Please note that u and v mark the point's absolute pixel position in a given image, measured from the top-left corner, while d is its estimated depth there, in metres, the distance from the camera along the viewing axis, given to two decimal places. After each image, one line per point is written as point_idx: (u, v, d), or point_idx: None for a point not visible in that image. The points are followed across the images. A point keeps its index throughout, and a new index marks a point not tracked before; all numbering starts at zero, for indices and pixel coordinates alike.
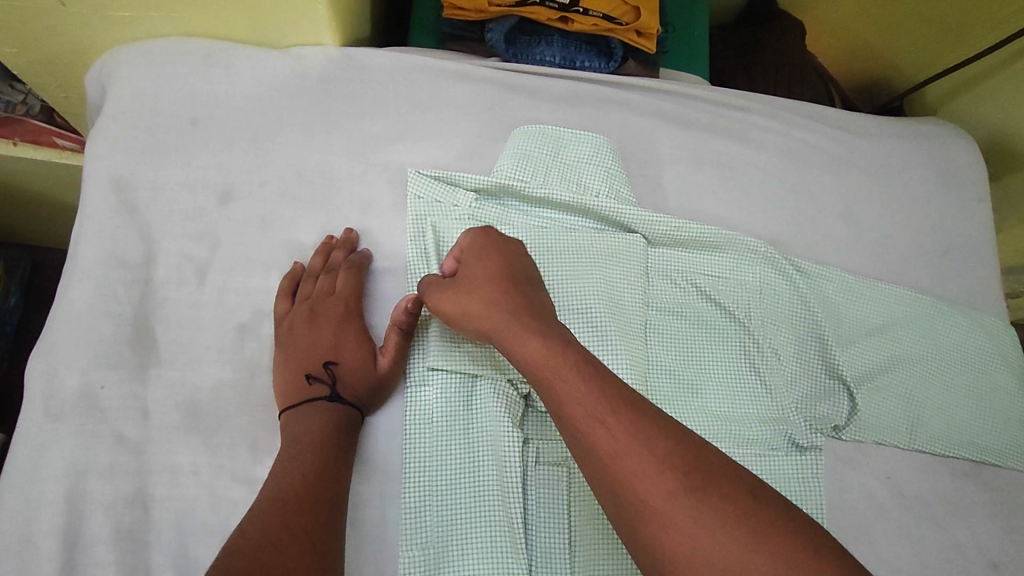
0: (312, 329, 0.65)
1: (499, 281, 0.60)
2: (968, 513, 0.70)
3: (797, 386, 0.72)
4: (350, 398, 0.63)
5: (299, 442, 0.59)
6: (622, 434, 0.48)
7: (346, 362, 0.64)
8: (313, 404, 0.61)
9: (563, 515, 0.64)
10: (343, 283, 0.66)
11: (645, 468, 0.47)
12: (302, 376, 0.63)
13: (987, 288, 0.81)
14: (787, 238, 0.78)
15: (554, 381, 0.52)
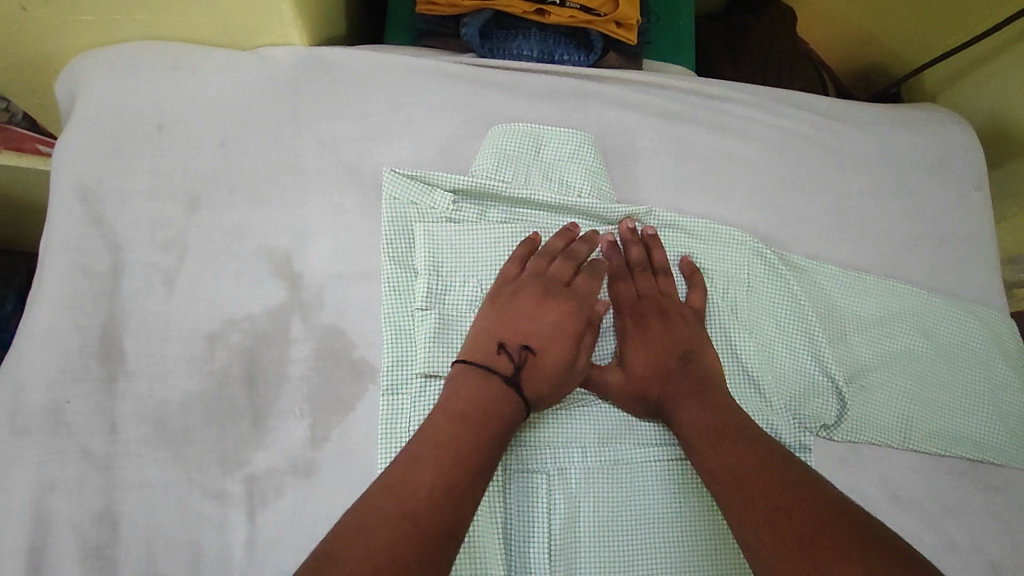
0: (511, 309, 0.64)
1: (676, 337, 0.66)
2: (965, 515, 0.68)
3: (787, 386, 0.68)
4: (529, 388, 0.59)
5: (456, 427, 0.54)
6: (697, 435, 0.59)
7: (545, 352, 0.62)
8: (492, 375, 0.58)
9: (540, 525, 0.62)
10: (565, 271, 0.67)
11: (723, 461, 0.56)
12: (494, 344, 0.61)
13: (986, 279, 0.78)
14: (776, 232, 0.75)
15: (668, 397, 0.63)
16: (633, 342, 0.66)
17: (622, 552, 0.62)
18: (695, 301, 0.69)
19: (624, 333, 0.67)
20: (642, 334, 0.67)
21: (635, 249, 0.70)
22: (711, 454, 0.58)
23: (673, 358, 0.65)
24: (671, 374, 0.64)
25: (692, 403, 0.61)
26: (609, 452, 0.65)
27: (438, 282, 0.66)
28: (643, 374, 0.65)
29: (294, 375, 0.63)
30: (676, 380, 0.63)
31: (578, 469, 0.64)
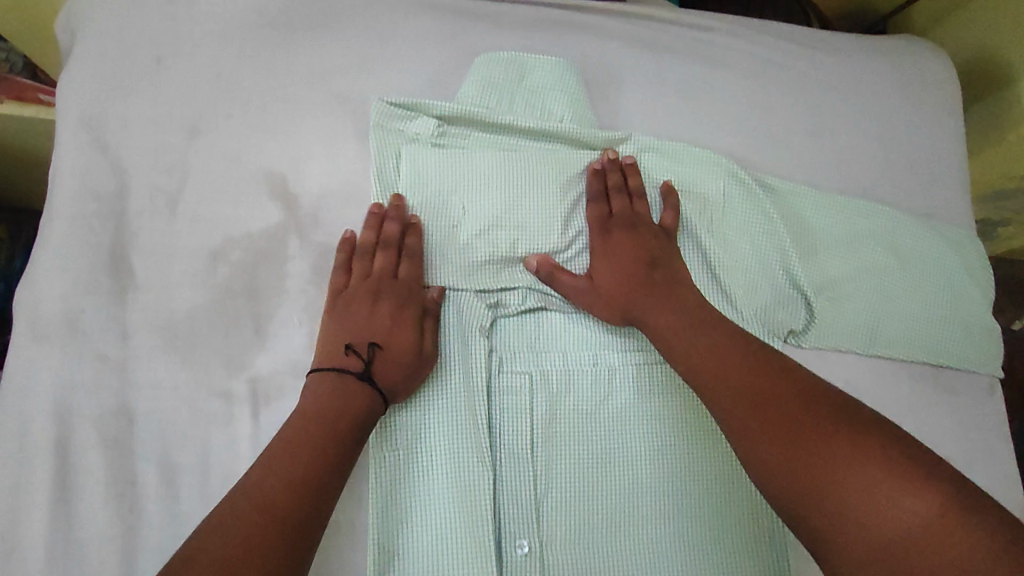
0: (371, 310, 0.65)
1: (642, 248, 0.69)
2: (923, 418, 0.72)
3: (758, 298, 0.72)
4: (381, 378, 0.62)
5: (305, 424, 0.58)
6: (676, 340, 0.63)
7: (389, 354, 0.63)
8: (342, 376, 0.61)
9: (523, 422, 0.67)
10: (388, 263, 0.67)
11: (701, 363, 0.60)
12: (341, 348, 0.63)
13: (958, 200, 0.80)
14: (753, 156, 0.78)
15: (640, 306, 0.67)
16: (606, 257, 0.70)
17: (600, 450, 0.68)
18: (667, 221, 0.72)
19: (596, 251, 0.70)
20: (608, 246, 0.70)
21: (613, 176, 0.72)
22: (691, 355, 0.61)
23: (640, 268, 0.68)
24: (639, 283, 0.67)
25: (658, 308, 0.66)
26: (586, 354, 0.71)
27: (425, 203, 0.70)
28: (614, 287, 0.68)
29: (292, 289, 0.67)
30: (642, 289, 0.67)
31: (559, 370, 0.70)
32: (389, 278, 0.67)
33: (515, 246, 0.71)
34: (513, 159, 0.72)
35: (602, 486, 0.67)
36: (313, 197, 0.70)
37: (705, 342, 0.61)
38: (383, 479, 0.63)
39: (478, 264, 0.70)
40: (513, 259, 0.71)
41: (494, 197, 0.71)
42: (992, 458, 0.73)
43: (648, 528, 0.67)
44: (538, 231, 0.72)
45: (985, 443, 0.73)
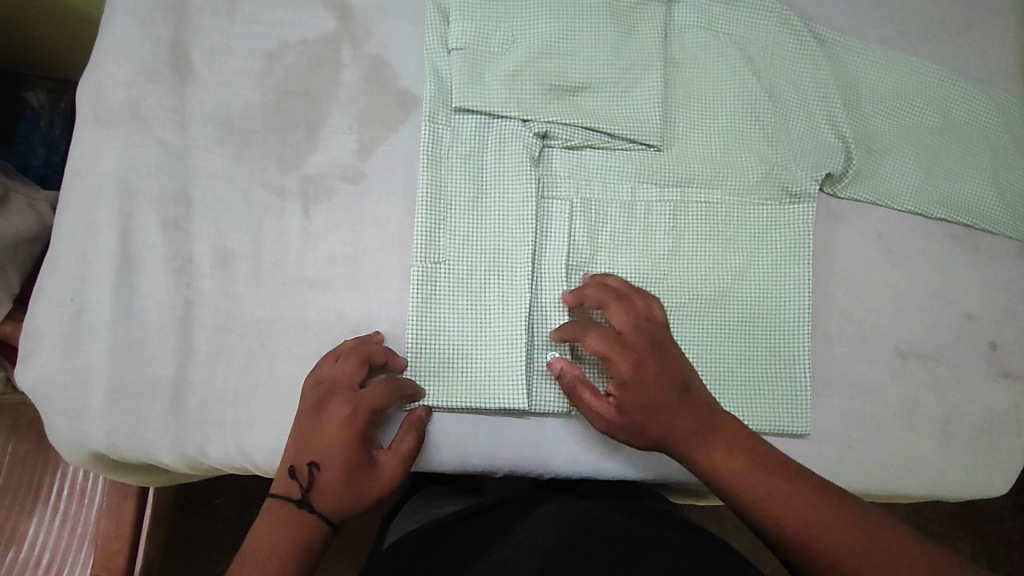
0: (315, 428, 0.58)
1: (664, 381, 0.59)
2: (950, 273, 0.73)
3: (801, 144, 0.72)
4: (323, 509, 0.57)
5: (273, 553, 0.54)
6: (699, 440, 0.57)
7: (329, 475, 0.57)
8: (281, 504, 0.57)
9: (562, 245, 0.68)
10: (346, 375, 0.60)
11: (738, 468, 0.55)
12: (285, 471, 0.58)
13: (1009, 65, 0.79)
14: (806, 6, 0.77)
15: (654, 383, 0.59)
16: (627, 331, 0.60)
17: (637, 279, 0.68)
18: (661, 312, 0.63)
19: (614, 317, 0.61)
20: (636, 340, 0.60)
21: (618, 271, 0.65)
22: (717, 453, 0.56)
23: (672, 403, 0.58)
24: (672, 410, 0.58)
25: (707, 445, 0.57)
26: (628, 188, 0.70)
27: (476, 26, 0.69)
28: (632, 373, 0.59)
29: (343, 96, 0.69)
30: (676, 416, 0.58)
31: (600, 201, 0.69)
32: (344, 386, 0.59)
33: (564, 75, 0.69)
34: None
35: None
36: (367, 11, 0.71)
37: (735, 455, 0.56)
38: (422, 291, 0.65)
39: (526, 91, 0.69)
40: (562, 88, 0.69)
41: (545, 25, 0.70)
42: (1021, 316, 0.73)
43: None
44: (588, 60, 0.70)
45: (1011, 303, 0.73)
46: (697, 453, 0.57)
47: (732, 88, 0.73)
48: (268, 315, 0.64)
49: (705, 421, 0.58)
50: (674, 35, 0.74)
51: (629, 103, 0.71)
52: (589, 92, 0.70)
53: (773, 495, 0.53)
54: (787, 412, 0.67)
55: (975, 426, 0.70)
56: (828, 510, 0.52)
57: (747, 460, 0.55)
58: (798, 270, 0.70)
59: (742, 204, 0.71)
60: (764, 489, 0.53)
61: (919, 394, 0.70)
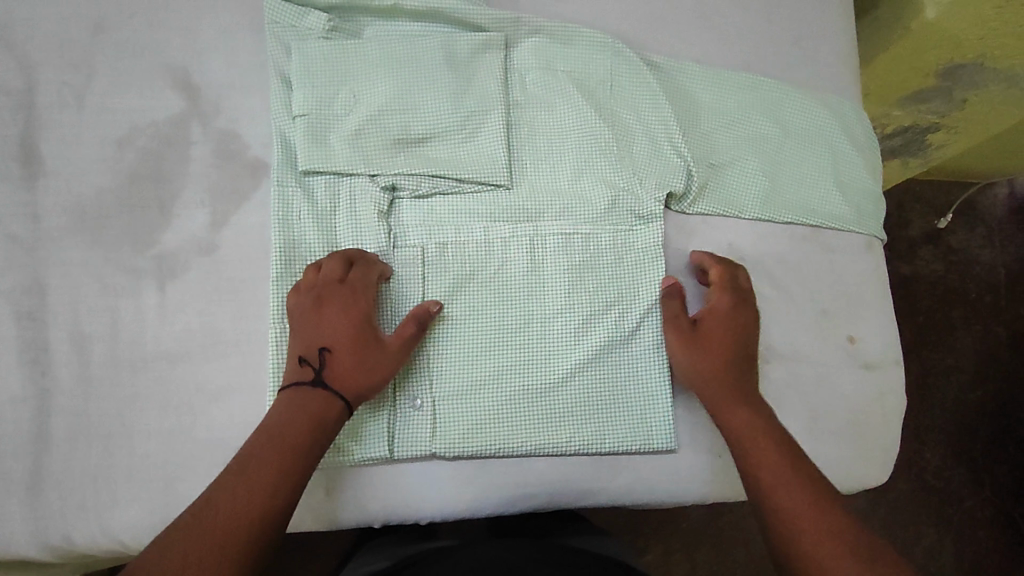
0: (318, 318, 0.64)
1: (735, 348, 0.68)
2: (801, 275, 0.76)
3: (647, 168, 0.75)
4: (338, 385, 0.62)
5: (261, 449, 0.58)
6: (754, 440, 0.63)
7: (342, 352, 0.63)
8: (297, 388, 0.61)
9: (419, 290, 0.70)
10: (336, 270, 0.65)
11: (774, 468, 0.60)
12: (296, 361, 0.63)
13: (840, 73, 0.83)
14: (642, 37, 0.80)
15: (739, 383, 0.66)
16: (705, 347, 0.68)
17: (496, 313, 0.71)
18: (747, 311, 0.70)
19: (699, 327, 0.69)
20: (698, 342, 0.68)
21: (716, 273, 0.71)
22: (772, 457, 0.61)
23: (729, 369, 0.67)
24: (709, 381, 0.67)
25: (733, 415, 0.65)
26: (480, 228, 0.72)
27: (317, 92, 0.72)
28: (716, 361, 0.67)
29: (194, 172, 0.71)
30: (728, 381, 0.66)
31: (453, 244, 0.71)
32: (334, 281, 0.65)
33: (408, 128, 0.72)
34: (400, 44, 0.74)
35: (499, 349, 0.70)
36: (213, 88, 0.73)
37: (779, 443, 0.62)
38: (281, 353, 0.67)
39: (370, 148, 0.71)
40: (407, 141, 0.72)
41: (384, 83, 0.73)
42: (870, 309, 0.77)
43: (544, 392, 0.69)
44: (430, 111, 0.73)
45: (860, 297, 0.77)
46: (749, 449, 0.62)
47: (575, 121, 0.76)
48: (129, 393, 0.65)
49: (767, 422, 0.64)
50: (515, 78, 0.77)
51: (475, 147, 0.73)
52: (433, 141, 0.73)
53: (793, 512, 0.57)
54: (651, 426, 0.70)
55: (840, 418, 0.73)
56: (842, 534, 0.55)
57: (776, 450, 0.62)
58: (648, 290, 0.73)
59: (592, 232, 0.74)
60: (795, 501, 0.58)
61: (778, 395, 0.72)
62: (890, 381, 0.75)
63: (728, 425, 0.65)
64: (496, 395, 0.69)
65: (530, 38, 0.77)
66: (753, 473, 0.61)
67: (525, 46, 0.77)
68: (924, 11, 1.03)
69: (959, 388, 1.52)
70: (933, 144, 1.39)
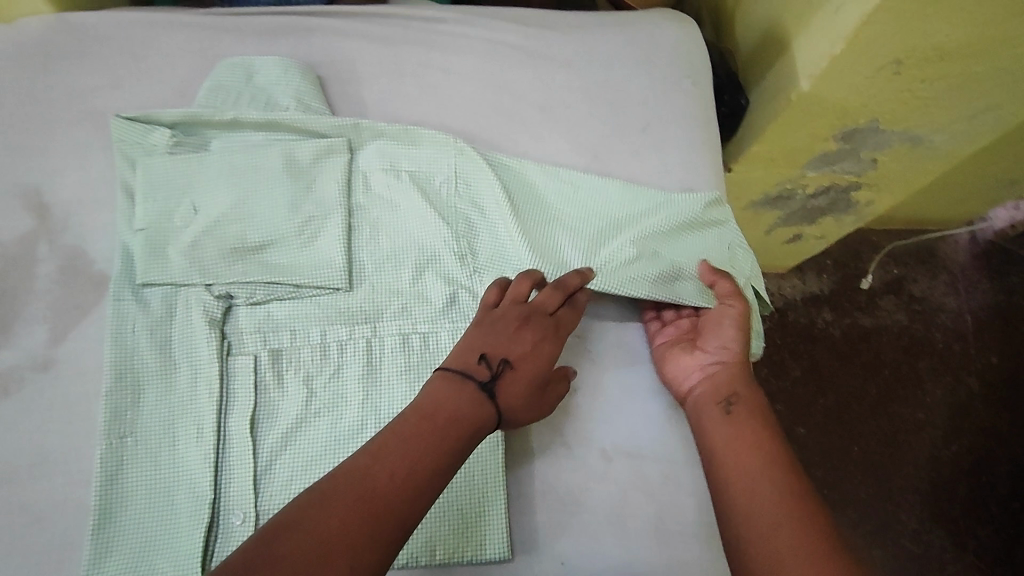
0: (515, 329, 0.66)
1: (737, 379, 0.69)
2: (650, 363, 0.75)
3: (488, 264, 0.76)
4: (501, 398, 0.63)
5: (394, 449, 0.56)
6: (740, 444, 0.62)
7: (522, 373, 0.65)
8: (464, 382, 0.62)
9: (250, 399, 0.69)
10: (552, 300, 0.69)
11: (749, 468, 0.60)
12: (475, 355, 0.65)
13: (692, 156, 0.84)
14: (487, 133, 0.82)
15: (747, 400, 0.67)
16: (721, 359, 0.71)
17: (328, 420, 0.69)
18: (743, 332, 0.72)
19: (710, 334, 0.73)
20: (733, 363, 0.71)
21: (724, 282, 0.74)
22: (755, 459, 0.60)
23: (758, 400, 0.68)
24: (756, 406, 0.67)
25: (740, 418, 0.65)
26: (317, 333, 0.72)
27: (160, 207, 0.74)
28: (723, 377, 0.70)
29: (39, 288, 0.73)
30: (755, 403, 0.67)
31: (289, 349, 0.71)
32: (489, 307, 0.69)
33: (247, 237, 0.74)
34: (242, 155, 0.76)
35: (327, 458, 0.67)
36: (65, 206, 0.76)
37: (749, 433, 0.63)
38: (105, 470, 0.65)
39: (208, 259, 0.73)
40: (246, 250, 0.74)
41: (225, 194, 0.75)
42: None
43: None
44: (271, 219, 0.75)
45: None
46: (727, 451, 0.63)
47: (416, 221, 0.77)
48: None
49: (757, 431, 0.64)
50: (360, 182, 0.79)
51: (314, 253, 0.74)
52: (272, 248, 0.74)
53: (760, 511, 0.56)
54: (487, 533, 0.66)
55: (691, 517, 0.69)
56: (808, 539, 0.52)
57: (764, 457, 0.60)
58: None
59: (430, 332, 0.73)
60: (768, 501, 0.56)
61: (628, 494, 0.69)
62: None
63: (721, 428, 0.65)
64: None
65: (373, 142, 0.80)
66: (727, 472, 0.61)
67: (370, 150, 0.80)
68: (799, 84, 1.02)
69: (933, 444, 1.46)
70: (859, 201, 1.36)
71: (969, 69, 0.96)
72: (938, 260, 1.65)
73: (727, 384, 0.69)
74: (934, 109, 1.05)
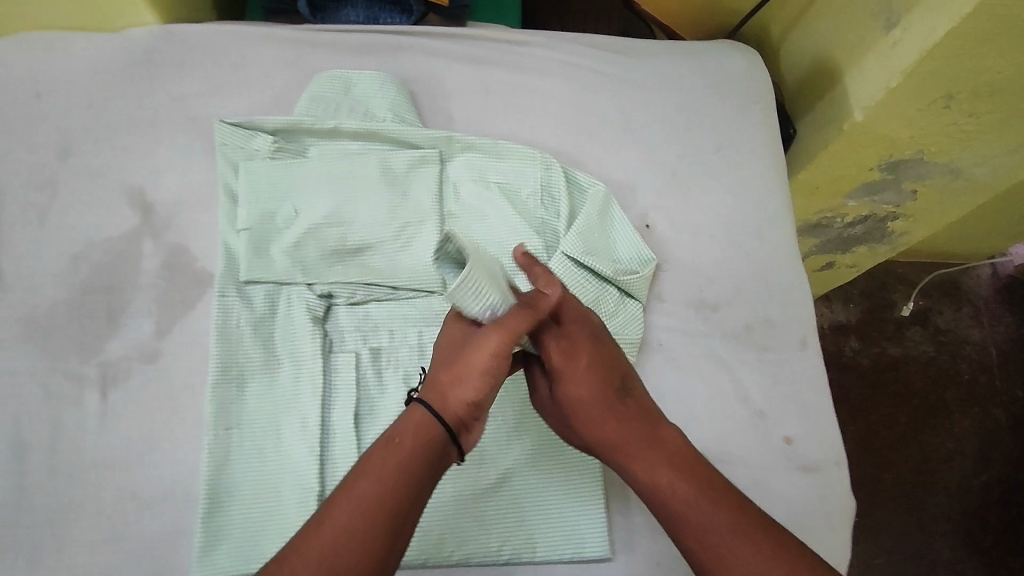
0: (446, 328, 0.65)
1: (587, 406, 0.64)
2: (732, 373, 0.78)
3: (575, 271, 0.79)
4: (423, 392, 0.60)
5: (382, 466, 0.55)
6: (670, 480, 0.61)
7: (438, 361, 0.61)
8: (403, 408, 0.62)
9: (352, 396, 0.71)
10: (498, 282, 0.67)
11: (691, 513, 0.59)
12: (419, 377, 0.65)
13: (763, 179, 0.88)
14: (571, 150, 0.86)
15: (589, 426, 0.64)
16: (583, 392, 0.64)
17: None
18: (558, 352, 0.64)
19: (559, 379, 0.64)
20: (576, 394, 0.64)
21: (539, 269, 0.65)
22: (688, 501, 0.59)
23: (635, 417, 0.64)
24: (638, 420, 0.64)
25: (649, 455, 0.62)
26: (413, 334, 0.75)
27: (262, 208, 0.77)
28: (581, 411, 0.64)
29: (144, 283, 0.75)
30: (625, 420, 0.64)
31: (386, 348, 0.74)
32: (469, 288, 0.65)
33: (346, 239, 0.77)
34: (341, 161, 0.80)
35: None
36: (167, 205, 0.79)
37: (680, 481, 0.61)
38: (214, 460, 0.68)
39: (310, 259, 0.76)
40: (345, 252, 0.77)
41: (324, 198, 0.78)
42: (808, 407, 0.77)
43: (486, 493, 0.70)
44: (368, 223, 0.78)
45: (798, 395, 0.78)
46: (662, 498, 0.61)
47: (506, 230, 0.80)
48: (63, 503, 0.66)
49: (666, 465, 0.61)
50: (450, 191, 0.82)
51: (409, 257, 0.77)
52: (369, 251, 0.77)
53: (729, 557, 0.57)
54: (582, 531, 0.69)
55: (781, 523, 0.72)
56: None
57: (693, 491, 0.60)
58: None
59: None
60: (725, 546, 0.57)
61: None
62: (833, 484, 0.75)
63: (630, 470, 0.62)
64: (442, 492, 0.69)
65: (463, 152, 0.83)
66: (680, 523, 0.59)
67: (460, 159, 0.83)
68: (851, 115, 1.07)
69: (962, 473, 1.49)
70: (895, 231, 1.40)
71: (1017, 104, 1.01)
72: (963, 293, 1.68)
73: (582, 421, 0.64)
74: (976, 144, 1.11)
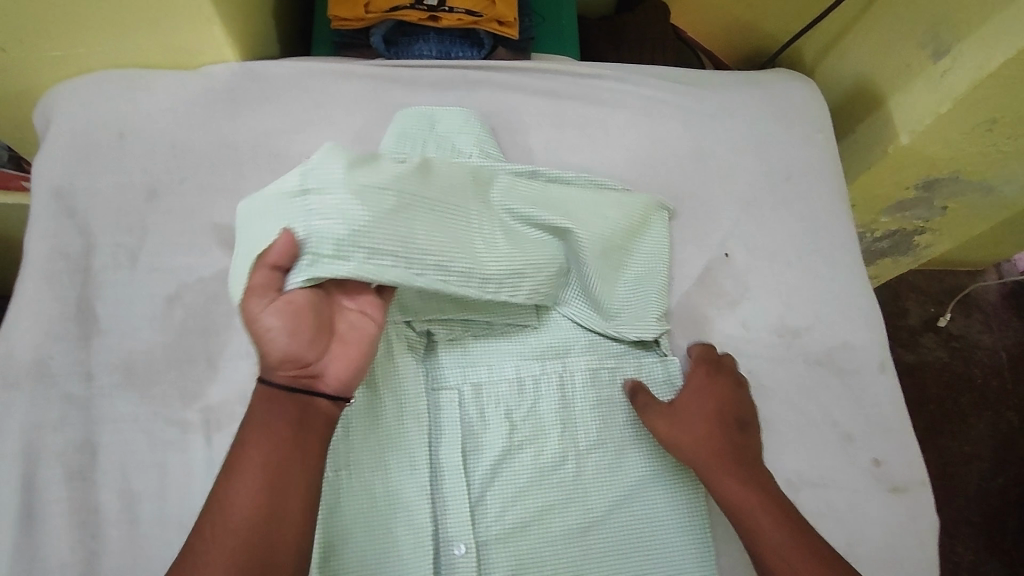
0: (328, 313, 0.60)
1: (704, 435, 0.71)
2: (818, 398, 0.80)
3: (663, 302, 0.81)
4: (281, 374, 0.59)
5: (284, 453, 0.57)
6: (747, 495, 0.67)
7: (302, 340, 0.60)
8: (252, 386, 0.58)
9: (459, 435, 0.72)
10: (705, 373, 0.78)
11: (767, 525, 0.65)
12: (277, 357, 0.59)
13: (833, 205, 0.90)
14: (648, 181, 0.88)
15: (695, 449, 0.70)
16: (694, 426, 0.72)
17: (534, 452, 0.73)
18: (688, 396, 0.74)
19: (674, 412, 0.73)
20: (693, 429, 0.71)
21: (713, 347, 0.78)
22: (764, 514, 0.66)
23: (732, 445, 0.71)
24: (738, 449, 0.70)
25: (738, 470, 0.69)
26: (513, 368, 0.76)
27: None
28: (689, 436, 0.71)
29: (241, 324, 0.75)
30: (726, 449, 0.70)
31: (488, 384, 0.75)
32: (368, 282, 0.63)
33: None
34: None
35: (536, 490, 0.71)
36: None
37: (762, 498, 0.67)
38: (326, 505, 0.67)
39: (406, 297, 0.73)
40: None
41: None
42: (890, 429, 0.80)
43: (594, 526, 0.71)
44: None
45: (881, 418, 0.80)
46: (742, 509, 0.67)
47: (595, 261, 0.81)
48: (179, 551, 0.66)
49: (749, 483, 0.68)
50: None
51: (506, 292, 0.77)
52: None
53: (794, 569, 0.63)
54: (686, 560, 0.72)
55: (875, 544, 0.75)
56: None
57: (767, 509, 0.66)
58: None
59: (615, 368, 0.78)
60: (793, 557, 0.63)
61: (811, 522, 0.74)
62: (920, 504, 0.77)
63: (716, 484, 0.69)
64: (552, 527, 0.71)
65: None
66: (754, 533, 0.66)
67: None
68: (899, 137, 1.06)
69: (981, 476, 1.52)
70: (919, 244, 1.45)
71: None
72: (973, 301, 1.70)
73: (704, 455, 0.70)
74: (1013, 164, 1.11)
